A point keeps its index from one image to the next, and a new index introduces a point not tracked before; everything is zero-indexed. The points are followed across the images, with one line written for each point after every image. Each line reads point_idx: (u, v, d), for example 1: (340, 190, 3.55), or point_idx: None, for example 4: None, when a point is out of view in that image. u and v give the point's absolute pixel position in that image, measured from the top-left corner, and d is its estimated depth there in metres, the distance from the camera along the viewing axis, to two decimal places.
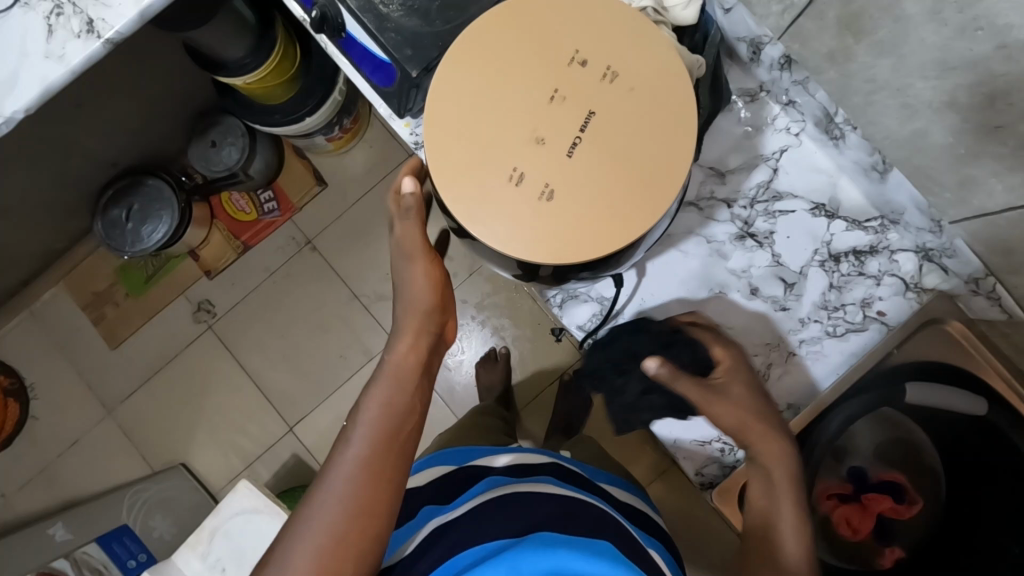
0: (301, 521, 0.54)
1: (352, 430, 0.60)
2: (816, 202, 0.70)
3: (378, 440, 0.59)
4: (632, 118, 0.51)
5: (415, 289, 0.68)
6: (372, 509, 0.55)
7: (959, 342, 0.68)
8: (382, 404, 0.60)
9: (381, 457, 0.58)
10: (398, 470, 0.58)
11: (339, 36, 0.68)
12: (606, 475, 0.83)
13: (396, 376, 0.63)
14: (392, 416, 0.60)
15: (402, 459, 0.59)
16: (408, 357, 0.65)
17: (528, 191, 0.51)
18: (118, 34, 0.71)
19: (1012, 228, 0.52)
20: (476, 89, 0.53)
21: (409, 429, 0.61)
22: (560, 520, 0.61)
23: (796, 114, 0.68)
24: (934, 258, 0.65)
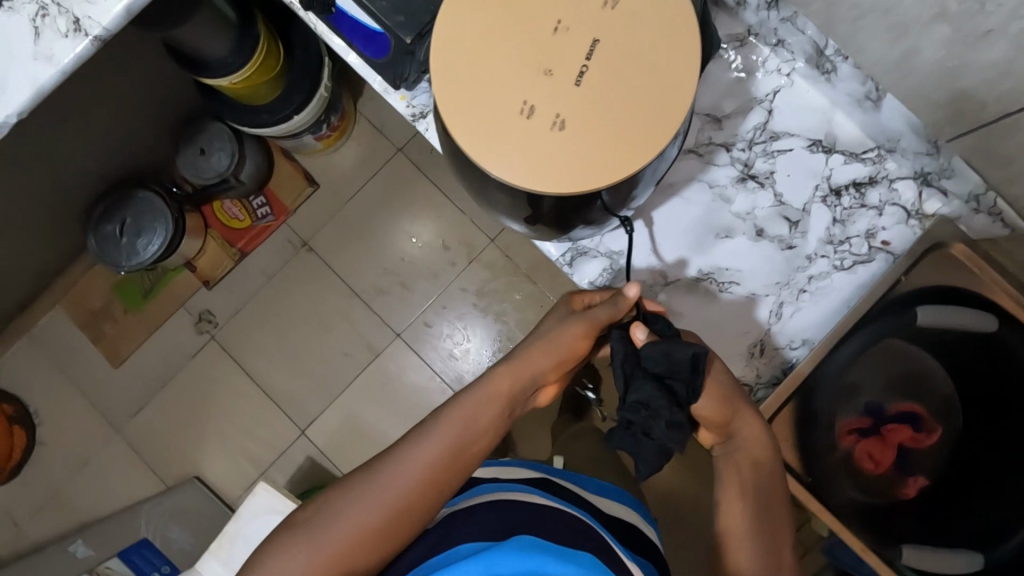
0: (359, 492, 0.60)
1: (428, 427, 0.62)
2: (813, 139, 0.68)
3: (445, 450, 0.61)
4: (646, 40, 0.43)
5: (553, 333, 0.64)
6: (418, 504, 0.60)
7: (958, 262, 0.66)
8: (464, 415, 0.62)
9: (440, 469, 0.61)
10: (451, 478, 0.61)
11: (329, 12, 0.65)
12: (599, 491, 0.87)
13: (488, 398, 0.63)
14: (467, 435, 0.62)
15: (460, 473, 0.62)
16: (503, 390, 0.64)
17: (537, 124, 0.42)
18: (106, 30, 0.71)
19: (1008, 137, 0.52)
20: (470, 19, 0.44)
21: (479, 445, 0.63)
22: (542, 523, 0.63)
23: (786, 53, 0.66)
24: (933, 182, 0.64)
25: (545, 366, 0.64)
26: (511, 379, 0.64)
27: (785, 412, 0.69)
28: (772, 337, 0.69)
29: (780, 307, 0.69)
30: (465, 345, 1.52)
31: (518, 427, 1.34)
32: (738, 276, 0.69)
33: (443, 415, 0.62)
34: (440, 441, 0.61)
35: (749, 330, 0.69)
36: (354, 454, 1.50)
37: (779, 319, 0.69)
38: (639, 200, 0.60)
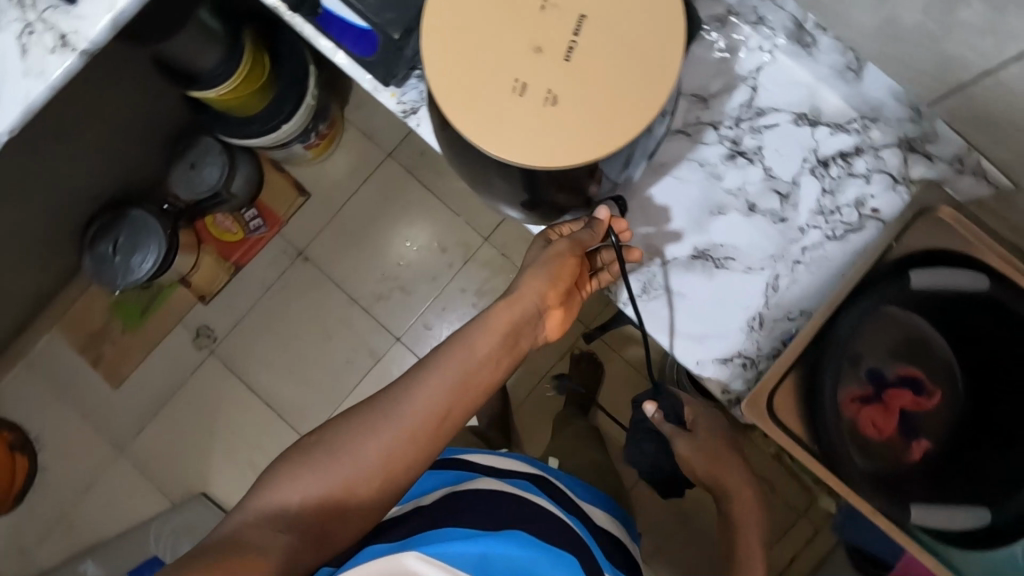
0: (362, 421, 0.55)
1: (434, 359, 0.59)
2: (798, 113, 0.69)
3: (452, 382, 0.57)
4: (632, 19, 0.45)
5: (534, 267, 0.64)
6: (417, 442, 0.55)
7: (949, 225, 0.67)
8: (470, 345, 0.59)
9: (444, 398, 0.57)
10: (460, 411, 0.58)
11: (316, 14, 0.67)
12: (591, 493, 0.91)
13: (490, 324, 0.60)
14: (470, 365, 0.58)
15: (468, 407, 0.58)
16: (503, 313, 0.61)
17: (530, 101, 0.45)
18: (93, 43, 0.72)
19: (989, 99, 0.53)
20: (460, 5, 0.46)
21: (486, 377, 0.59)
22: (536, 519, 0.70)
23: (766, 31, 0.68)
24: (918, 147, 0.66)
25: (537, 293, 0.63)
26: (512, 309, 0.62)
27: (786, 383, 0.68)
28: (771, 310, 0.70)
29: (777, 279, 0.70)
30: None
31: (525, 422, 1.35)
32: (734, 251, 0.70)
33: (444, 345, 0.59)
34: (446, 373, 0.57)
35: (747, 304, 0.70)
36: None
37: (777, 291, 0.70)
38: (635, 172, 0.61)
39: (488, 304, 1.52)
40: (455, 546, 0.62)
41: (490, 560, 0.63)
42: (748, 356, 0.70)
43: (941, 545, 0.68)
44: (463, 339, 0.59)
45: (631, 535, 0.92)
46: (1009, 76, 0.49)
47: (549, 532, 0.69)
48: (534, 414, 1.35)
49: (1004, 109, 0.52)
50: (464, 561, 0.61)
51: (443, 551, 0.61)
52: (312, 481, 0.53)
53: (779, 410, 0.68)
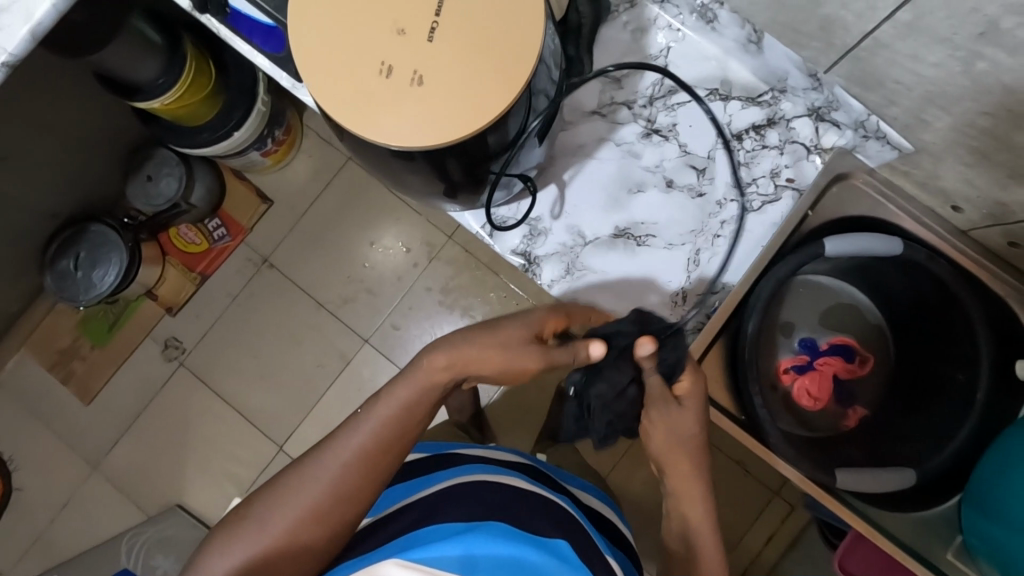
0: (291, 490, 0.63)
1: (362, 416, 0.65)
2: (709, 88, 0.70)
3: (376, 441, 0.64)
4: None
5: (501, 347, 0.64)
6: (346, 497, 0.63)
7: (862, 189, 0.69)
8: (398, 406, 0.64)
9: (374, 456, 0.64)
10: (384, 464, 0.64)
11: (225, 13, 0.67)
12: (581, 482, 0.90)
13: (422, 381, 0.65)
14: (401, 420, 0.65)
15: (393, 461, 0.65)
16: (437, 371, 0.65)
17: (396, 82, 0.44)
18: (12, 55, 0.73)
19: (873, 58, 0.54)
20: None
21: (411, 433, 0.66)
22: (519, 508, 0.66)
23: (673, 8, 0.68)
24: (826, 116, 0.66)
25: (484, 365, 0.65)
26: (447, 371, 0.65)
27: (713, 354, 0.71)
28: (693, 284, 0.71)
29: (698, 253, 0.71)
30: (434, 344, 1.52)
31: (492, 416, 1.35)
32: (655, 227, 0.71)
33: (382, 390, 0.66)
34: (371, 434, 0.64)
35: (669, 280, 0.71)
36: None
37: (693, 263, 0.71)
38: (533, 158, 0.63)
39: (455, 301, 1.53)
40: (438, 548, 0.58)
41: (472, 556, 0.58)
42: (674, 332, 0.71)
43: (867, 506, 0.71)
44: (390, 401, 0.64)
45: (616, 511, 0.89)
46: (886, 34, 0.50)
47: (547, 526, 0.64)
48: (503, 408, 1.35)
49: (890, 68, 0.54)
50: (444, 562, 0.57)
51: (422, 554, 0.57)
52: (252, 539, 0.62)
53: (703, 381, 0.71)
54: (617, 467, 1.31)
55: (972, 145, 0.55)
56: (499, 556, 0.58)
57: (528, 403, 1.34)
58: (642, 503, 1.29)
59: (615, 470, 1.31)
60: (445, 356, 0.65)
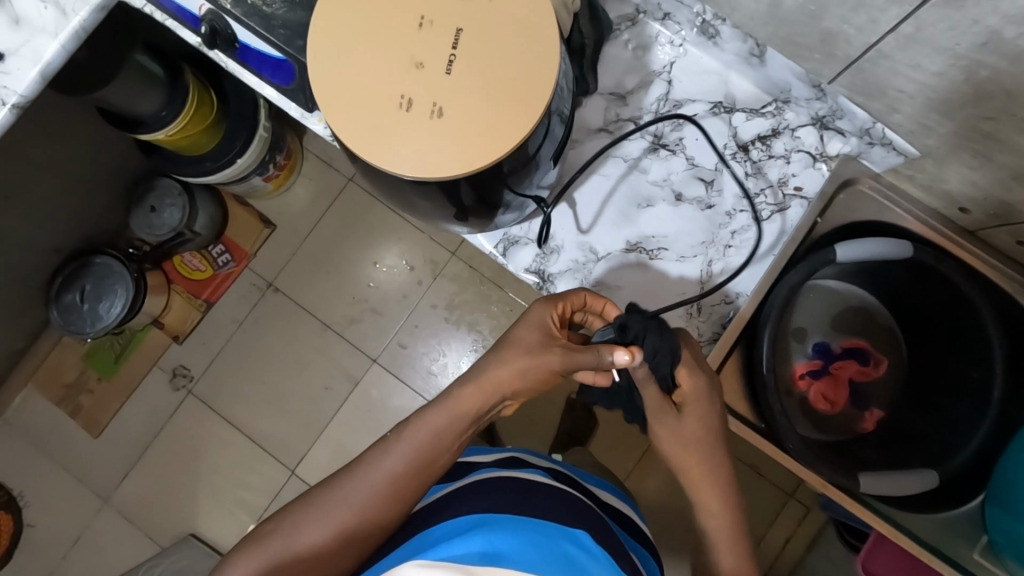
0: (320, 508, 0.64)
1: (393, 438, 0.67)
2: (713, 101, 0.71)
3: (405, 463, 0.65)
4: (505, 14, 0.44)
5: (528, 363, 0.64)
6: (374, 515, 0.64)
7: (867, 194, 0.70)
8: (429, 430, 0.66)
9: (404, 476, 0.65)
10: (413, 483, 0.66)
11: (234, 48, 0.68)
12: (598, 481, 0.89)
13: (452, 407, 0.66)
14: (434, 444, 0.66)
15: (422, 483, 0.66)
16: (467, 397, 0.66)
17: (415, 115, 0.43)
18: (22, 96, 0.73)
19: (876, 68, 0.55)
20: (339, 19, 0.44)
21: (442, 459, 0.67)
22: (534, 501, 0.65)
23: (674, 25, 0.70)
24: (830, 124, 0.67)
25: (506, 387, 0.66)
26: (478, 396, 0.66)
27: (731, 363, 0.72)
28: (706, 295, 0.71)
29: (710, 264, 0.71)
30: (442, 360, 1.53)
31: (504, 432, 1.35)
32: (665, 240, 0.72)
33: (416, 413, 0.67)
34: (402, 455, 0.65)
35: (683, 292, 0.72)
36: None
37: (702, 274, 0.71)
38: (546, 179, 0.64)
39: (461, 317, 1.53)
40: (458, 546, 0.57)
41: (494, 547, 0.56)
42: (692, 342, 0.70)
43: (894, 510, 0.71)
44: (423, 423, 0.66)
45: (634, 506, 0.89)
46: (889, 46, 0.51)
47: (568, 517, 0.64)
48: (515, 423, 1.35)
49: (892, 77, 0.55)
50: (466, 557, 0.55)
51: (443, 553, 0.56)
52: (282, 556, 0.63)
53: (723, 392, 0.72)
54: (632, 475, 1.31)
55: (975, 148, 0.56)
56: (518, 545, 0.57)
57: (539, 415, 1.34)
58: (657, 508, 1.30)
59: (629, 479, 1.31)
60: (473, 381, 0.66)
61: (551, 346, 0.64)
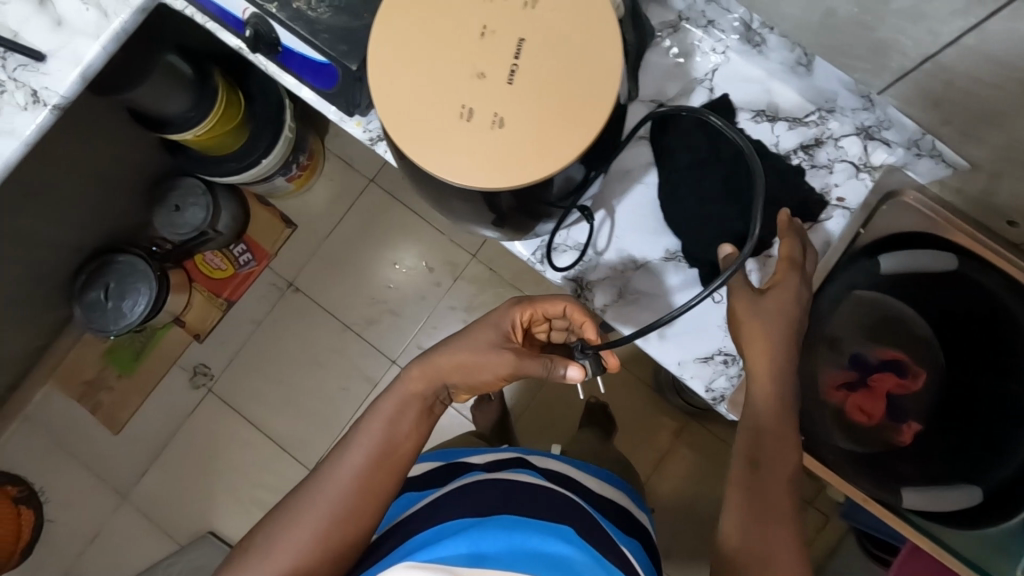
0: (295, 516, 0.64)
1: (354, 433, 0.67)
2: (756, 110, 0.70)
3: (367, 456, 0.65)
4: (570, 21, 0.43)
5: (478, 353, 0.65)
6: (346, 516, 0.63)
7: (913, 209, 0.69)
8: (383, 420, 0.66)
9: (369, 469, 0.64)
10: (380, 479, 0.65)
11: (276, 51, 0.68)
12: (596, 471, 0.89)
13: (404, 397, 0.67)
14: (390, 435, 0.66)
15: (386, 477, 0.65)
16: (416, 385, 0.67)
17: (475, 125, 0.43)
18: (62, 98, 0.74)
19: (933, 80, 0.54)
20: (399, 26, 0.44)
21: (404, 450, 0.66)
22: (519, 496, 0.68)
23: (717, 33, 0.69)
24: (875, 134, 0.66)
25: (457, 375, 0.67)
26: (430, 383, 0.67)
27: None
28: None
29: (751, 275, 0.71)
30: None
31: (524, 436, 1.35)
32: None
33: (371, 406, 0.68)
34: (362, 449, 0.65)
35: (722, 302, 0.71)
36: None
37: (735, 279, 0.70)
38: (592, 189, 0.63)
39: None
40: (446, 547, 0.60)
41: (479, 550, 0.60)
42: (731, 353, 0.69)
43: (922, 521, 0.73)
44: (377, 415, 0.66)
45: (638, 503, 0.88)
46: (948, 59, 0.51)
47: (549, 512, 0.66)
48: (534, 427, 1.35)
49: (949, 90, 0.54)
50: (453, 559, 0.59)
51: (432, 555, 0.59)
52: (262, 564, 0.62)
53: None
54: (651, 480, 1.31)
55: None
56: (504, 549, 0.60)
57: (558, 419, 1.33)
58: (677, 515, 1.29)
59: (648, 485, 1.31)
60: (421, 368, 0.68)
61: (503, 348, 0.65)
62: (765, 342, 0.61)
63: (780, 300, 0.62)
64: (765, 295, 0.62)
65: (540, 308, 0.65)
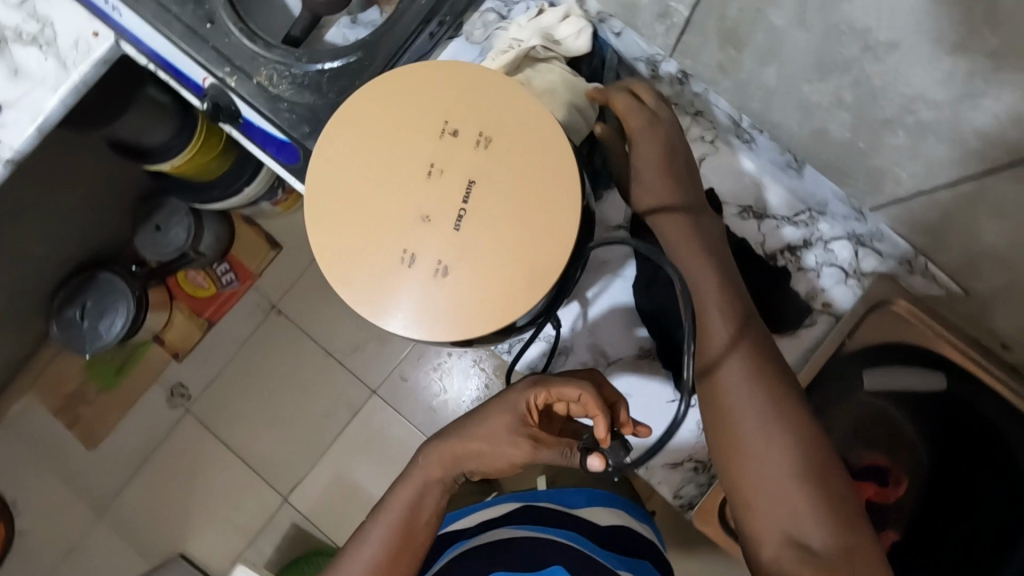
0: None
1: (369, 525, 0.63)
2: (742, 205, 0.66)
3: (387, 550, 0.61)
4: (515, 164, 0.43)
5: (493, 442, 0.59)
6: None
7: (907, 318, 0.63)
8: (401, 508, 0.62)
9: (390, 561, 0.61)
10: (404, 566, 0.62)
11: (238, 121, 0.65)
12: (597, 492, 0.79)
13: (417, 482, 0.63)
14: (406, 522, 0.62)
15: (411, 564, 0.62)
16: (431, 468, 0.62)
17: (419, 270, 0.43)
18: (16, 151, 0.70)
19: (929, 213, 0.51)
20: (348, 164, 0.45)
21: (424, 533, 0.63)
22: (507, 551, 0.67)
23: (706, 121, 0.64)
24: (867, 243, 0.62)
25: (473, 460, 0.61)
26: (446, 468, 0.62)
27: None
28: None
29: None
30: (444, 395, 1.49)
31: None
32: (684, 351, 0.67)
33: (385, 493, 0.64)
34: (380, 542, 0.61)
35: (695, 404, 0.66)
36: (342, 518, 1.48)
37: None
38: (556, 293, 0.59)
39: (465, 353, 1.50)
40: None
41: None
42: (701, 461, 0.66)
43: None
44: (395, 505, 0.62)
45: (639, 515, 0.79)
46: (946, 200, 0.48)
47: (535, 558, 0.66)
48: None
49: (947, 225, 0.51)
50: None
51: None
52: None
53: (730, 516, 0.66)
54: None
55: None
56: None
57: None
58: None
59: None
60: (436, 453, 0.62)
61: (519, 434, 0.58)
62: (739, 405, 0.51)
63: (740, 364, 0.53)
64: (731, 353, 0.53)
65: (557, 392, 0.56)
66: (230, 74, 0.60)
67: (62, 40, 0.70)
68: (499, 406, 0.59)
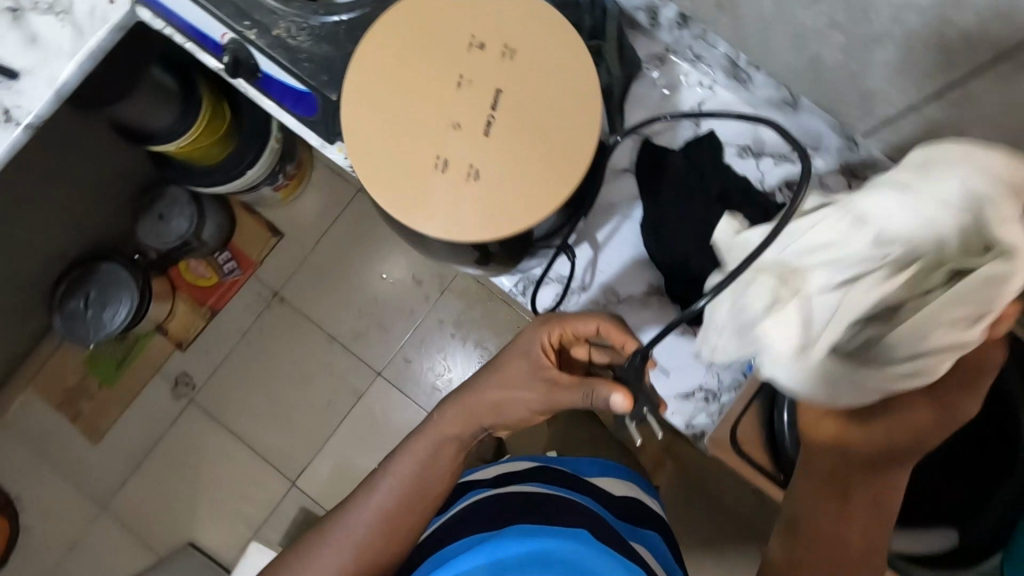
0: (328, 543, 0.71)
1: (386, 470, 0.71)
2: (741, 144, 0.70)
3: (396, 498, 0.70)
4: (538, 73, 0.49)
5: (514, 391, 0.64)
6: (375, 548, 0.69)
7: None
8: (414, 464, 0.70)
9: (395, 511, 0.69)
10: (410, 517, 0.70)
11: (256, 77, 0.67)
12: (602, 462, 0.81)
13: (433, 440, 0.70)
14: (416, 479, 0.70)
15: (413, 519, 0.70)
16: (449, 429, 0.69)
17: (451, 174, 0.48)
18: (36, 117, 0.72)
19: (919, 131, 0.54)
20: (383, 83, 0.50)
21: (434, 489, 0.70)
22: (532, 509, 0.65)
23: (704, 68, 0.69)
24: (860, 175, 0.66)
25: (494, 411, 0.66)
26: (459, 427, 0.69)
27: (750, 415, 0.68)
28: None
29: None
30: (447, 375, 1.51)
31: None
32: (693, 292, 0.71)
33: (403, 445, 0.71)
34: (390, 490, 0.70)
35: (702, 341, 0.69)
36: None
37: None
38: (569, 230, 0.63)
39: (467, 334, 1.52)
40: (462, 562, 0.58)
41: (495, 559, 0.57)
42: (709, 391, 0.70)
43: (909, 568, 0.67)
44: (409, 458, 0.70)
45: (647, 488, 0.82)
46: (934, 112, 0.51)
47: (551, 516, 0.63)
48: None
49: None
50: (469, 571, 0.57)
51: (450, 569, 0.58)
52: None
53: (741, 440, 0.68)
54: None
55: None
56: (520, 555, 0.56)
57: None
58: None
59: None
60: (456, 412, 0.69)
61: (538, 377, 0.63)
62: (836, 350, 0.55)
63: None
64: None
65: (572, 329, 0.62)
66: (250, 28, 0.63)
67: (77, 7, 0.72)
68: (521, 349, 0.64)
